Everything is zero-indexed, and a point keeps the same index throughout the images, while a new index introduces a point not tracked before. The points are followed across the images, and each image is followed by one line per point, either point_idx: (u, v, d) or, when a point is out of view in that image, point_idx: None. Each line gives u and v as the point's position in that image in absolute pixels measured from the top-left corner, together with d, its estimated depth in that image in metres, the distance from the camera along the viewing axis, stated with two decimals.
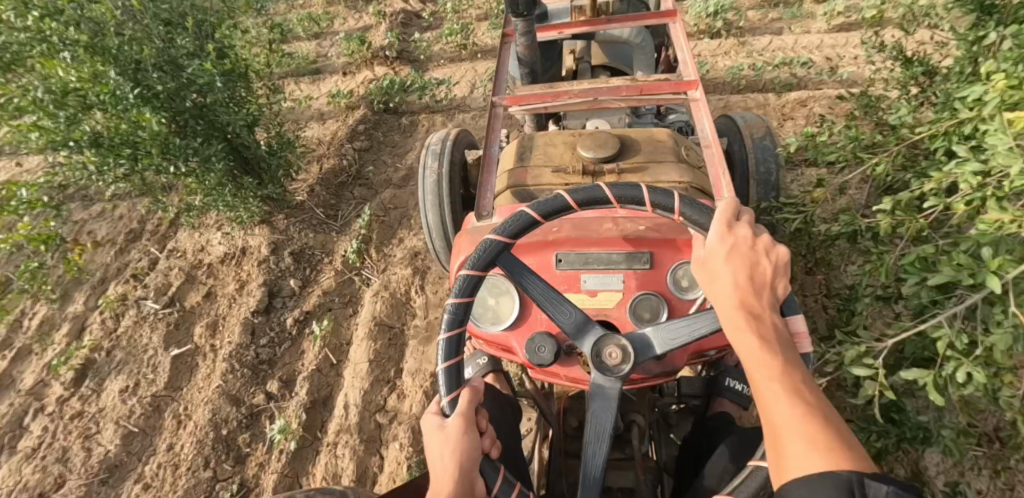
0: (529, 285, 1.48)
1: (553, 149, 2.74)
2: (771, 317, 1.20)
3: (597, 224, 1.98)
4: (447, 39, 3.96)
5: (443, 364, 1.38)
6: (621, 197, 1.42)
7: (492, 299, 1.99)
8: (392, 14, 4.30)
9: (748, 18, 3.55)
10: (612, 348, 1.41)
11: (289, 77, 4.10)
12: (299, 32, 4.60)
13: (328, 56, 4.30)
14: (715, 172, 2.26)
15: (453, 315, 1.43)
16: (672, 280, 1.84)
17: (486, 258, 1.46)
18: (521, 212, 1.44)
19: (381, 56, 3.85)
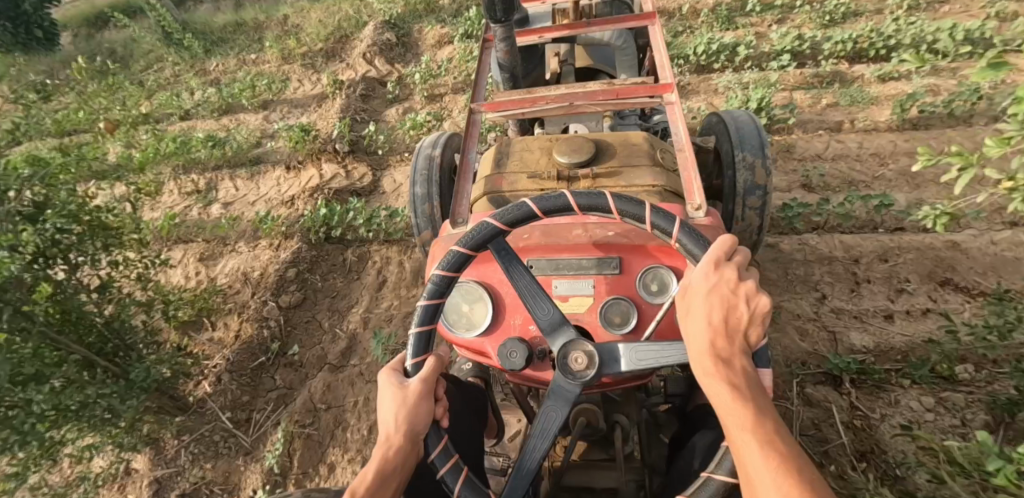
0: (518, 278, 1.24)
1: (529, 156, 2.13)
2: (751, 366, 0.93)
3: (567, 229, 1.52)
4: (418, 124, 3.22)
5: (415, 325, 1.12)
6: (624, 211, 1.12)
7: (465, 307, 1.51)
8: (351, 84, 3.52)
9: (797, 104, 2.76)
10: (578, 352, 1.18)
11: (223, 173, 3.32)
12: (246, 102, 3.84)
13: (274, 135, 3.53)
14: (691, 175, 1.80)
15: (434, 288, 1.16)
16: (649, 279, 1.43)
17: (479, 238, 1.16)
18: (523, 203, 1.14)
19: (329, 150, 3.03)
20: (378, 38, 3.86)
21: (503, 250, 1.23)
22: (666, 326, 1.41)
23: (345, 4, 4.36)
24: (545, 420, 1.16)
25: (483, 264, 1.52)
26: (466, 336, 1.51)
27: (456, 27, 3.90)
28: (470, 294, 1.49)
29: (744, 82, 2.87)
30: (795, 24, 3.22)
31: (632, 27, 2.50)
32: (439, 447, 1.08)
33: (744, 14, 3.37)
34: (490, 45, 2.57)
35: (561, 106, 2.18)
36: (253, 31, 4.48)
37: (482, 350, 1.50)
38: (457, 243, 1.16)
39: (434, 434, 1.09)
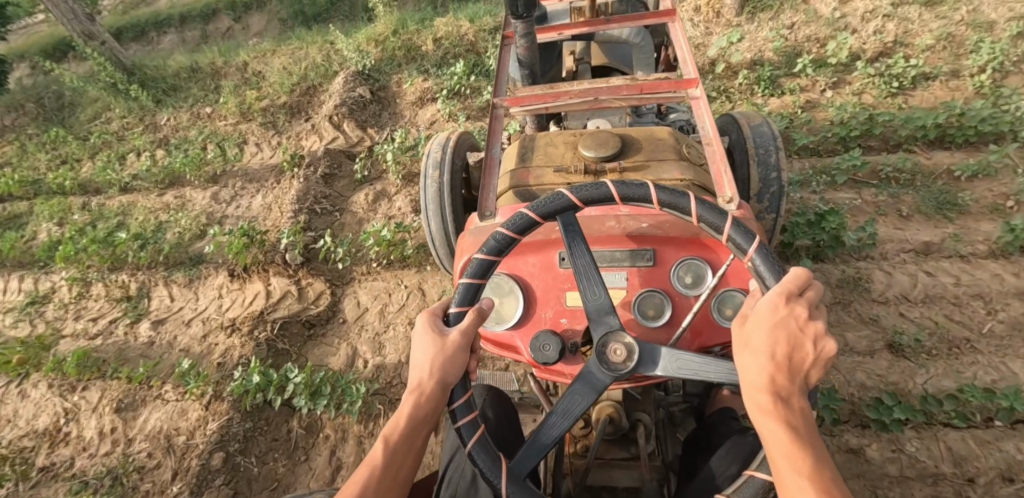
0: (576, 253, 1.17)
1: (553, 148, 2.06)
2: (807, 413, 0.82)
3: (598, 220, 1.44)
4: (392, 217, 2.64)
5: (466, 275, 1.16)
6: (705, 216, 1.09)
7: (495, 300, 1.43)
8: (310, 159, 2.90)
9: (866, 211, 2.17)
10: (618, 344, 1.09)
11: (157, 276, 2.75)
12: (191, 173, 3.23)
13: (221, 221, 2.94)
14: (720, 167, 1.70)
15: (494, 245, 1.17)
16: (684, 272, 1.34)
17: (553, 207, 1.17)
18: (605, 184, 1.15)
19: (278, 262, 2.44)
20: (347, 96, 3.25)
21: (569, 219, 1.18)
22: (702, 322, 1.30)
23: (313, 47, 3.74)
24: (568, 404, 1.08)
25: (514, 256, 1.46)
26: (497, 327, 1.41)
27: (441, 79, 3.29)
28: (499, 286, 1.43)
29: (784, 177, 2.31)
30: (856, 91, 2.60)
31: (652, 21, 2.37)
32: (464, 397, 1.09)
33: (789, 75, 2.76)
34: (509, 41, 2.51)
35: (583, 101, 2.10)
36: (207, 77, 3.87)
37: (512, 342, 1.40)
38: (529, 208, 1.17)
39: (462, 386, 1.11)
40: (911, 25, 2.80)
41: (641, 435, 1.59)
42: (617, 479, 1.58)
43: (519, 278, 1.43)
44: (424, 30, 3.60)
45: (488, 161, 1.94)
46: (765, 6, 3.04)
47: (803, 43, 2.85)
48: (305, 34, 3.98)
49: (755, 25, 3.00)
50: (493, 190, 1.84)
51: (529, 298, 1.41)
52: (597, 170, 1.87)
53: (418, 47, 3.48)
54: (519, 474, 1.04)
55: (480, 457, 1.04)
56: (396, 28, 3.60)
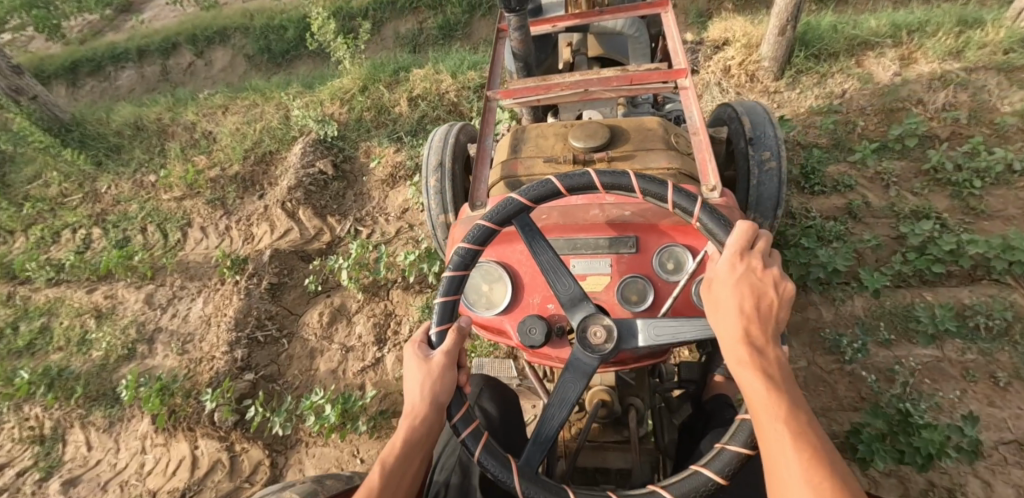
0: (538, 250, 1.12)
1: (543, 140, 1.76)
2: (779, 355, 0.86)
3: (582, 209, 1.34)
4: (350, 348, 2.16)
5: (440, 296, 1.08)
6: (648, 190, 1.08)
7: (484, 287, 1.34)
8: (254, 264, 2.40)
9: (949, 376, 1.71)
10: (597, 327, 1.06)
11: (74, 413, 2.30)
12: (119, 270, 2.73)
13: (154, 337, 2.47)
14: (705, 156, 1.50)
15: (459, 260, 1.12)
16: (665, 257, 1.27)
17: (507, 212, 1.12)
18: (550, 181, 1.11)
19: (208, 421, 1.98)
20: (304, 173, 2.72)
21: (525, 220, 1.13)
22: (684, 305, 1.24)
23: (270, 104, 3.23)
24: (560, 393, 1.04)
25: (498, 242, 1.36)
26: (485, 314, 1.33)
27: (416, 152, 2.77)
28: (489, 273, 1.33)
29: (846, 328, 1.82)
30: (924, 192, 2.10)
31: (645, 13, 1.95)
32: (461, 414, 1.01)
33: (839, 163, 2.24)
34: (503, 34, 2.10)
35: (571, 93, 1.80)
36: (153, 136, 3.38)
37: (501, 329, 1.33)
38: (483, 215, 1.13)
39: (458, 403, 1.03)
40: (990, 95, 2.26)
41: (633, 418, 1.45)
42: (610, 462, 1.45)
43: (508, 266, 1.33)
44: (398, 86, 3.07)
45: (477, 154, 1.68)
46: (808, 69, 2.51)
47: (854, 119, 2.33)
48: (266, 86, 3.47)
49: (793, 92, 2.48)
50: (485, 181, 1.64)
51: (517, 285, 1.32)
52: (585, 161, 1.64)
53: (390, 108, 2.97)
54: (531, 472, 0.99)
55: (491, 464, 0.98)
56: (365, 83, 3.07)
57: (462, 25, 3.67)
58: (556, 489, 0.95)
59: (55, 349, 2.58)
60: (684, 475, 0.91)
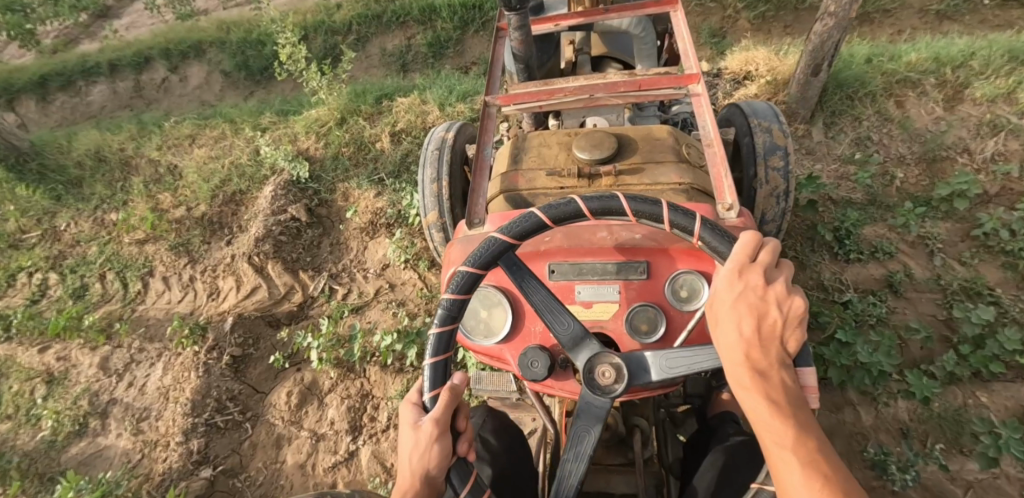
0: (529, 289, 0.92)
1: (545, 150, 1.44)
2: (787, 379, 0.75)
3: (586, 230, 1.12)
4: (320, 436, 1.94)
5: (428, 359, 0.87)
6: (639, 212, 0.85)
7: (481, 314, 1.12)
8: (215, 333, 2.16)
9: (1006, 495, 1.48)
10: (605, 366, 0.86)
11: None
12: (70, 331, 2.48)
13: (107, 411, 2.25)
14: (721, 170, 1.22)
15: (445, 312, 0.89)
16: (679, 283, 1.06)
17: (487, 255, 0.89)
18: (530, 215, 0.87)
19: None
20: (273, 220, 2.43)
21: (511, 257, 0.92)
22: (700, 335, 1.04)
23: (244, 140, 2.99)
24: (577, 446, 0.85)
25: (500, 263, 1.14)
26: (482, 341, 1.12)
27: (397, 197, 2.51)
28: (486, 296, 1.12)
29: (890, 441, 1.60)
30: (974, 262, 1.83)
31: (654, 11, 1.67)
32: (467, 486, 0.82)
33: (876, 224, 1.98)
34: (502, 34, 1.78)
35: (575, 99, 1.51)
36: (116, 169, 3.13)
37: (500, 359, 1.12)
38: (460, 268, 0.89)
39: (460, 471, 0.84)
40: None
41: (636, 438, 1.27)
42: (614, 486, 1.29)
43: (507, 289, 1.12)
44: (380, 118, 2.81)
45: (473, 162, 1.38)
46: (840, 111, 2.27)
47: (891, 170, 2.07)
48: (237, 113, 3.23)
49: (817, 141, 2.24)
50: (483, 194, 1.32)
51: (517, 312, 1.10)
52: (591, 178, 1.33)
53: (371, 144, 2.71)
54: None
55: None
56: (343, 115, 2.81)
57: (453, 42, 3.38)
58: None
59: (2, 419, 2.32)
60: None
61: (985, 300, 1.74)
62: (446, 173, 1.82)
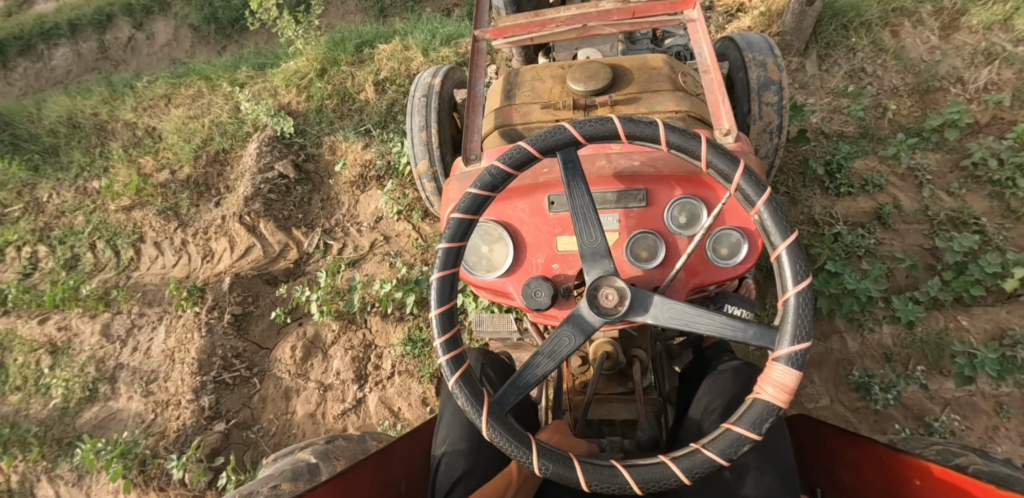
0: (573, 193, 0.93)
1: (539, 84, 1.41)
2: None
3: (586, 160, 1.14)
4: (328, 387, 2.00)
5: (455, 214, 0.93)
6: (713, 163, 0.88)
7: (482, 249, 1.15)
8: (213, 294, 2.17)
9: (981, 411, 1.59)
10: (609, 289, 0.89)
11: (38, 466, 2.20)
12: (67, 301, 2.49)
13: (117, 378, 2.32)
14: (719, 97, 1.22)
15: (487, 179, 0.94)
16: (677, 209, 1.07)
17: (553, 141, 0.93)
18: (611, 120, 0.91)
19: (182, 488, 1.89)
20: (261, 179, 2.39)
21: (569, 156, 0.93)
22: (697, 261, 1.09)
23: (221, 97, 2.89)
24: (555, 343, 0.91)
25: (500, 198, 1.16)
26: (484, 275, 1.14)
27: (386, 147, 2.46)
28: (488, 232, 1.14)
29: (875, 365, 1.70)
30: (962, 193, 1.86)
31: None
32: (447, 336, 0.93)
33: (868, 156, 1.99)
34: None
35: (567, 30, 1.47)
36: (91, 135, 3.01)
37: (502, 293, 1.14)
38: (524, 145, 0.93)
39: (446, 319, 0.94)
40: None
41: (638, 368, 1.31)
42: (615, 414, 1.33)
43: (508, 225, 1.13)
44: (362, 66, 2.70)
45: (467, 100, 1.41)
46: (834, 43, 2.22)
47: (884, 101, 2.06)
48: (210, 67, 3.09)
49: (811, 75, 2.21)
50: (478, 130, 1.36)
51: (518, 245, 1.12)
52: (587, 110, 1.32)
53: (354, 94, 2.63)
54: (500, 410, 0.90)
55: (463, 394, 0.90)
56: (323, 65, 2.69)
57: None
58: (520, 436, 0.86)
59: (12, 391, 2.39)
60: (653, 463, 0.81)
61: (971, 229, 1.78)
62: (437, 115, 1.78)
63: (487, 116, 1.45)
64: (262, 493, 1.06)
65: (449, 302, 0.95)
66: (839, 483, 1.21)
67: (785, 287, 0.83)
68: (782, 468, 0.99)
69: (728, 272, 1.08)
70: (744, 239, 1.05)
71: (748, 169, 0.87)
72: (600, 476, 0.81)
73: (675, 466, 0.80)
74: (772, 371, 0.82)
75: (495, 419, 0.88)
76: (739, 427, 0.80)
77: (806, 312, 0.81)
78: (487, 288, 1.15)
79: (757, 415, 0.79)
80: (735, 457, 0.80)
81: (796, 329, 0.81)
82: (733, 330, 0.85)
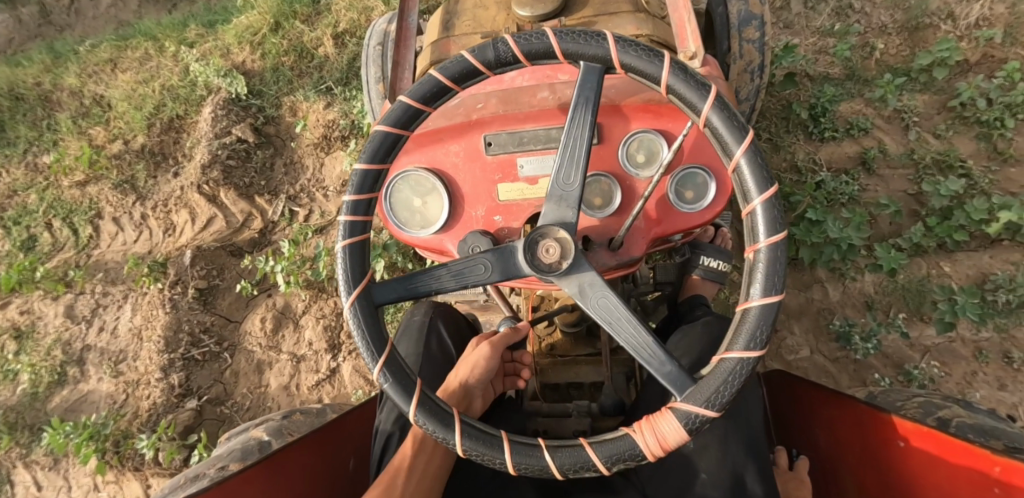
0: (575, 119, 0.84)
1: (481, 12, 1.31)
2: None
3: (527, 92, 1.06)
4: (301, 358, 1.95)
5: (435, 67, 0.86)
6: (740, 171, 0.79)
7: (415, 203, 1.05)
8: (175, 269, 2.07)
9: (960, 357, 1.58)
10: (551, 241, 0.81)
11: (13, 453, 2.17)
12: (25, 284, 2.38)
13: (85, 360, 2.25)
14: (684, 14, 1.15)
15: (493, 53, 0.84)
16: (634, 146, 0.99)
17: (588, 51, 0.83)
18: (661, 59, 0.80)
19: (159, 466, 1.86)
20: (217, 144, 2.24)
21: (594, 74, 0.83)
22: (658, 205, 1.01)
23: (171, 59, 2.69)
24: (465, 267, 0.86)
25: (429, 144, 1.08)
26: (419, 233, 1.05)
27: (349, 106, 2.32)
28: (418, 182, 1.04)
29: (856, 315, 1.67)
30: (948, 135, 1.80)
31: None
32: (357, 195, 0.88)
33: (854, 99, 1.90)
34: None
35: None
36: (36, 107, 2.79)
37: (441, 249, 1.07)
38: (555, 40, 0.83)
39: (365, 177, 0.88)
40: None
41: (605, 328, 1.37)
42: (582, 376, 1.37)
43: (441, 173, 1.05)
44: (319, 18, 2.50)
45: (398, 32, 1.36)
46: None
47: (871, 40, 1.95)
48: (156, 25, 2.84)
49: (795, 12, 2.08)
50: (409, 66, 1.33)
51: (455, 196, 1.05)
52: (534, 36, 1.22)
53: (312, 50, 2.45)
54: (374, 301, 0.89)
55: (344, 262, 0.89)
56: (276, 18, 2.49)
57: None
58: (377, 338, 0.85)
59: None
60: (492, 434, 0.79)
61: (957, 173, 1.73)
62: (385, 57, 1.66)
63: (424, 52, 1.33)
64: (207, 476, 1.09)
65: (379, 163, 0.88)
66: (815, 443, 1.23)
67: (730, 345, 0.77)
68: (743, 427, 1.02)
69: (693, 218, 1.01)
70: (711, 178, 0.99)
71: (775, 201, 0.77)
72: (437, 424, 0.80)
73: (507, 446, 0.78)
74: (664, 418, 0.76)
75: (361, 305, 0.87)
76: (594, 450, 0.76)
77: (736, 380, 0.74)
78: (424, 244, 1.07)
79: (619, 446, 0.75)
80: (571, 474, 0.76)
81: (714, 394, 0.74)
82: (650, 354, 0.79)
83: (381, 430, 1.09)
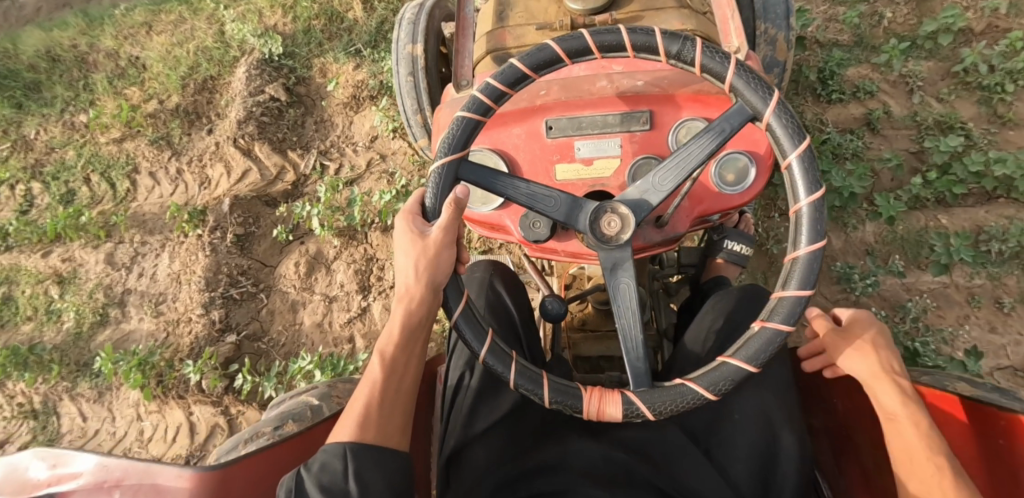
0: (700, 142, 0.96)
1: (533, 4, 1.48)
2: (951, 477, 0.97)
3: (587, 80, 1.19)
4: (333, 298, 2.10)
5: (628, 28, 0.93)
6: (795, 261, 0.89)
7: None
8: (214, 216, 2.20)
9: (954, 302, 1.70)
10: (615, 217, 0.96)
11: (59, 386, 2.31)
12: (68, 231, 2.51)
13: (125, 302, 2.39)
14: (726, 13, 1.27)
15: (679, 50, 0.93)
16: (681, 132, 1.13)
17: (755, 95, 0.92)
18: (802, 143, 0.89)
19: (200, 390, 2.01)
20: (252, 101, 2.37)
21: (740, 115, 0.94)
22: (702, 187, 1.14)
23: (205, 20, 2.80)
24: (538, 195, 1.00)
25: (494, 124, 1.21)
26: (481, 208, 1.21)
27: (378, 67, 2.44)
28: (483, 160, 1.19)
29: (857, 259, 1.79)
30: (951, 99, 1.90)
31: None
32: (501, 85, 0.99)
33: (861, 64, 1.99)
34: None
35: None
36: (73, 68, 2.89)
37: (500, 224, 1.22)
38: (734, 73, 0.92)
39: (510, 79, 0.99)
40: None
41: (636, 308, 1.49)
42: (613, 350, 1.54)
43: (504, 152, 1.19)
44: None
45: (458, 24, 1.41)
46: None
47: (881, 9, 2.03)
48: None
49: None
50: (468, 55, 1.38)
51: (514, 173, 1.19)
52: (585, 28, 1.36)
53: (343, 13, 2.55)
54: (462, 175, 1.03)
55: (454, 130, 1.01)
56: None
57: None
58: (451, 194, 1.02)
59: (24, 321, 2.45)
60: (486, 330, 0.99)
61: (957, 133, 1.83)
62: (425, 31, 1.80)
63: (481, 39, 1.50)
64: None
65: (532, 71, 0.98)
66: None
67: (693, 375, 0.93)
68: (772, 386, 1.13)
69: (735, 199, 1.13)
70: (749, 164, 1.10)
71: (802, 302, 0.88)
72: (452, 295, 1.01)
73: (488, 342, 0.98)
74: (615, 398, 0.93)
75: (447, 169, 1.01)
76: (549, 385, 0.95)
77: (686, 398, 0.91)
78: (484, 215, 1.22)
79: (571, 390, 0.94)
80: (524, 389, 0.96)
81: (663, 404, 0.91)
82: (632, 347, 0.96)
83: (453, 379, 1.24)
